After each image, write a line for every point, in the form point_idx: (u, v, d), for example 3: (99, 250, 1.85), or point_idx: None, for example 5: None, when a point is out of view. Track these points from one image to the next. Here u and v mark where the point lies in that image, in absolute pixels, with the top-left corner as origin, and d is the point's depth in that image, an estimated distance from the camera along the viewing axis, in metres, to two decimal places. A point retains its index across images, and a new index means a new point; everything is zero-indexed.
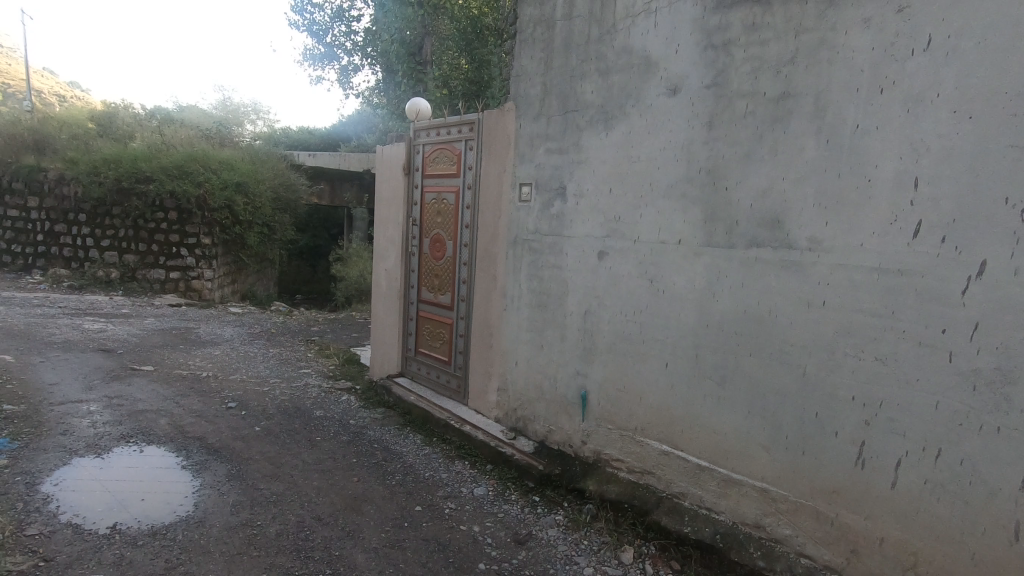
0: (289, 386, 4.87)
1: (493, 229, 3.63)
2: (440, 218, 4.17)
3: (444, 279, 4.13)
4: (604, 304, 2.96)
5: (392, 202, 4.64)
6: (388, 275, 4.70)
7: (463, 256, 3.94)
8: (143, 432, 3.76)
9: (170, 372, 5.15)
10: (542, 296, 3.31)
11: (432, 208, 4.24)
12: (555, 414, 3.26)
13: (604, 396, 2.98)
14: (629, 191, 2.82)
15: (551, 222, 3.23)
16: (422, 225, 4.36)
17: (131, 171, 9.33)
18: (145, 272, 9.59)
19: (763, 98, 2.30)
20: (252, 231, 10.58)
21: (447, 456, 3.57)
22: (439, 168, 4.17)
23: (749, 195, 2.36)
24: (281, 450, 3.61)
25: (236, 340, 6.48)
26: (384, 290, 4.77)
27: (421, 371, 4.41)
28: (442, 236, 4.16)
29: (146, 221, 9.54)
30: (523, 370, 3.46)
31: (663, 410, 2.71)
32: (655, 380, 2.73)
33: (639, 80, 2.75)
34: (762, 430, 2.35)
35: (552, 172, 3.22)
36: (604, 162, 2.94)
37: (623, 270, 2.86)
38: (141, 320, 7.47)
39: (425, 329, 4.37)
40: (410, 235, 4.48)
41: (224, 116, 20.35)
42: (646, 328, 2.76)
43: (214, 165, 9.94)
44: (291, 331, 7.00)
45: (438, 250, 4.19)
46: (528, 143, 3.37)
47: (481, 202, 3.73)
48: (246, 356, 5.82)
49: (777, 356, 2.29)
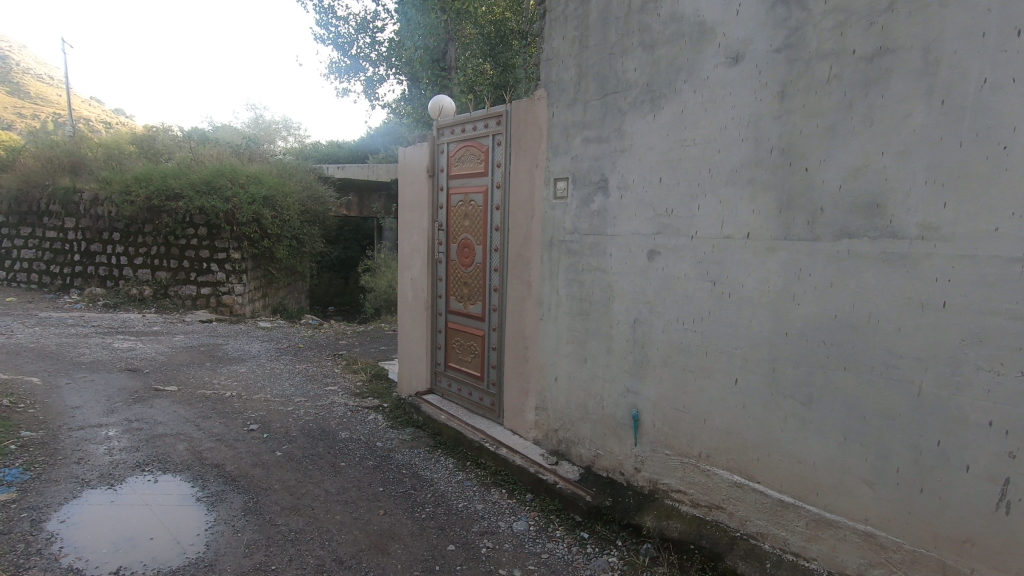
0: (314, 405, 4.60)
1: (527, 230, 3.28)
2: (467, 221, 3.85)
3: (475, 287, 3.80)
4: (657, 311, 2.58)
5: (416, 207, 4.35)
6: (414, 285, 4.39)
7: (494, 261, 3.61)
8: (159, 460, 3.53)
9: (195, 392, 4.96)
10: (584, 303, 2.94)
11: (459, 210, 3.93)
12: (602, 436, 2.88)
13: (660, 417, 2.59)
14: (683, 180, 2.44)
15: (592, 220, 2.87)
16: (449, 230, 4.05)
17: (161, 188, 9.37)
18: (177, 288, 9.59)
19: (851, 57, 1.90)
20: (281, 244, 10.50)
21: (482, 484, 3.22)
22: (465, 167, 3.86)
23: (837, 176, 1.95)
24: (303, 478, 3.33)
25: (263, 357, 6.29)
26: (409, 301, 4.47)
27: (451, 388, 4.09)
28: (470, 241, 3.84)
29: (177, 237, 9.56)
30: (565, 386, 3.09)
31: (734, 435, 2.30)
32: (723, 399, 2.33)
33: (692, 50, 2.37)
34: (863, 461, 1.93)
35: (591, 164, 2.87)
36: (652, 148, 2.57)
37: (679, 271, 2.47)
38: (170, 337, 7.39)
39: (454, 341, 4.05)
40: (436, 240, 4.18)
41: (256, 134, 20.59)
42: (710, 339, 2.36)
43: (242, 180, 9.90)
44: (319, 345, 6.80)
45: (467, 256, 3.86)
46: (563, 133, 3.02)
47: (512, 202, 3.39)
48: (273, 372, 5.61)
49: (880, 370, 1.87)
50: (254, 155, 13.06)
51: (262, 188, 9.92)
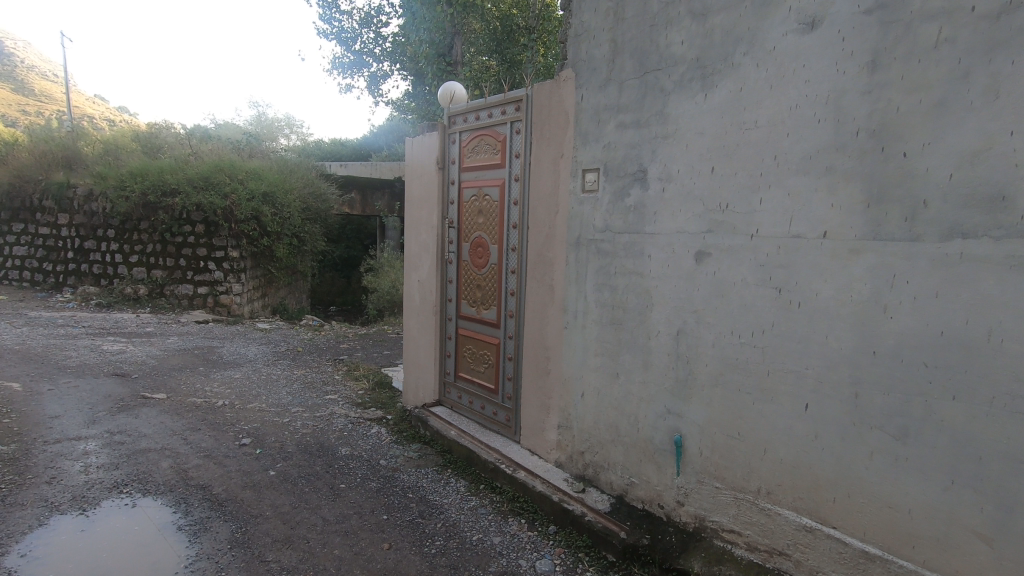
0: (312, 416, 4.26)
1: (549, 228, 2.94)
2: (481, 218, 3.50)
3: (489, 291, 3.46)
4: (706, 321, 2.23)
5: (424, 203, 4.00)
6: (421, 287, 4.05)
7: (512, 262, 3.27)
8: (139, 479, 3.19)
9: (185, 400, 4.62)
10: (616, 311, 2.60)
11: (472, 206, 3.58)
12: (637, 463, 2.54)
13: (709, 445, 2.24)
14: (741, 170, 2.09)
15: (627, 216, 2.52)
16: (460, 227, 3.70)
17: (157, 184, 9.05)
18: (173, 287, 9.26)
19: (968, 17, 1.55)
20: (282, 242, 10.17)
21: (498, 512, 2.87)
22: (480, 158, 3.51)
23: (946, 162, 1.60)
24: (298, 503, 2.98)
25: (259, 361, 5.95)
26: (417, 305, 4.12)
27: (462, 400, 3.75)
28: (484, 240, 3.49)
29: (173, 235, 9.23)
30: (593, 404, 2.75)
31: (802, 471, 1.96)
32: (789, 428, 1.99)
33: (754, 17, 2.03)
34: (977, 511, 1.58)
35: (627, 152, 2.52)
36: (702, 133, 2.22)
37: (735, 276, 2.12)
38: (164, 339, 7.06)
39: (466, 350, 3.70)
40: (446, 239, 3.83)
41: (258, 132, 20.27)
42: (774, 356, 2.02)
43: (241, 176, 9.57)
44: (319, 349, 6.45)
45: (480, 256, 3.52)
46: (593, 118, 2.67)
47: (533, 196, 3.04)
48: (269, 379, 5.27)
49: (1002, 400, 1.53)
50: (255, 152, 12.74)
51: (261, 185, 9.59)
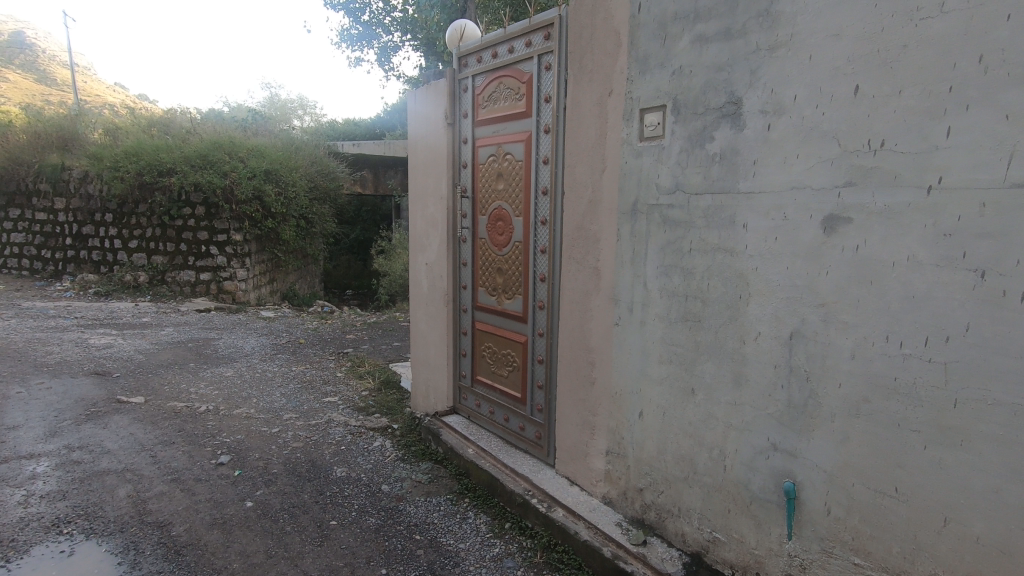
0: (305, 425, 3.63)
1: (594, 191, 2.21)
2: (501, 184, 2.78)
3: (513, 276, 2.76)
4: (841, 322, 1.50)
5: (430, 168, 3.27)
6: (429, 272, 3.35)
7: (542, 239, 2.56)
8: (87, 514, 2.60)
9: (164, 405, 4.03)
10: (692, 303, 1.88)
11: (489, 169, 2.86)
12: (724, 513, 1.84)
13: (843, 501, 1.53)
14: (911, 88, 1.34)
15: (710, 170, 1.78)
16: (476, 197, 2.98)
17: (153, 163, 8.47)
18: (174, 274, 8.75)
19: None
20: (288, 224, 9.57)
21: (530, 566, 2.20)
22: (498, 107, 2.77)
23: None
24: (275, 550, 2.35)
25: (256, 355, 5.34)
26: (424, 293, 3.42)
27: (481, 409, 3.08)
28: (505, 212, 2.77)
29: (172, 218, 8.68)
30: (657, 428, 2.04)
31: (1017, 560, 1.25)
32: (994, 491, 1.28)
33: None
34: None
35: (710, 79, 1.77)
36: (837, 35, 1.46)
37: (896, 254, 1.38)
38: (158, 330, 6.51)
39: (485, 348, 3.02)
40: (458, 213, 3.12)
41: (269, 111, 19.59)
42: (968, 378, 1.29)
43: (242, 154, 8.95)
44: (324, 340, 5.83)
45: (501, 232, 2.81)
46: (657, 35, 1.92)
47: (570, 150, 2.31)
48: (264, 377, 4.66)
49: None
50: (260, 129, 12.08)
51: (263, 162, 8.96)
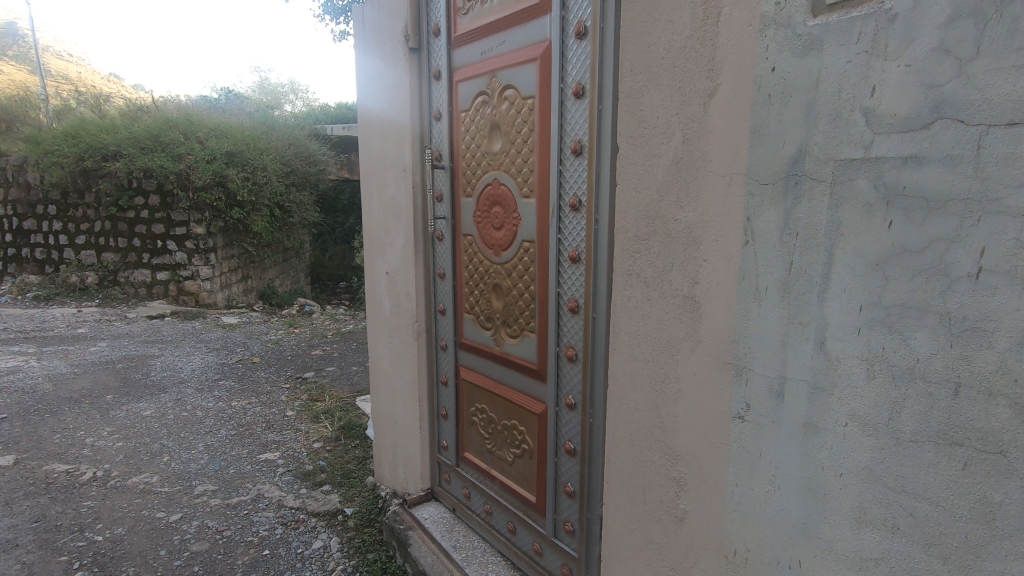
0: (220, 507, 2.52)
1: (689, 141, 1.07)
2: (498, 140, 1.63)
3: (521, 300, 1.62)
4: None
5: (386, 125, 2.10)
6: (391, 286, 2.19)
7: (571, 238, 1.42)
8: None
9: (39, 468, 2.92)
10: (980, 408, 0.75)
11: (476, 118, 1.70)
12: None
13: None
14: None
15: None
16: (457, 167, 1.83)
17: (97, 146, 7.32)
18: (127, 274, 7.60)
19: None
20: (261, 215, 8.34)
21: None
22: (490, 8, 1.61)
23: None
24: None
25: (192, 383, 4.20)
26: (385, 318, 2.27)
27: (473, 502, 1.96)
28: (505, 188, 1.62)
29: (123, 209, 7.54)
30: None
31: None
32: None
33: None
34: None
35: None
36: None
37: None
38: (89, 345, 5.39)
39: (476, 410, 1.89)
40: (431, 193, 1.97)
41: (253, 92, 18.00)
42: None
43: (201, 134, 7.78)
44: (283, 359, 4.69)
45: (498, 224, 1.66)
46: None
47: (634, 60, 1.16)
48: (191, 417, 3.54)
49: None
50: (231, 108, 10.83)
51: (225, 143, 7.79)
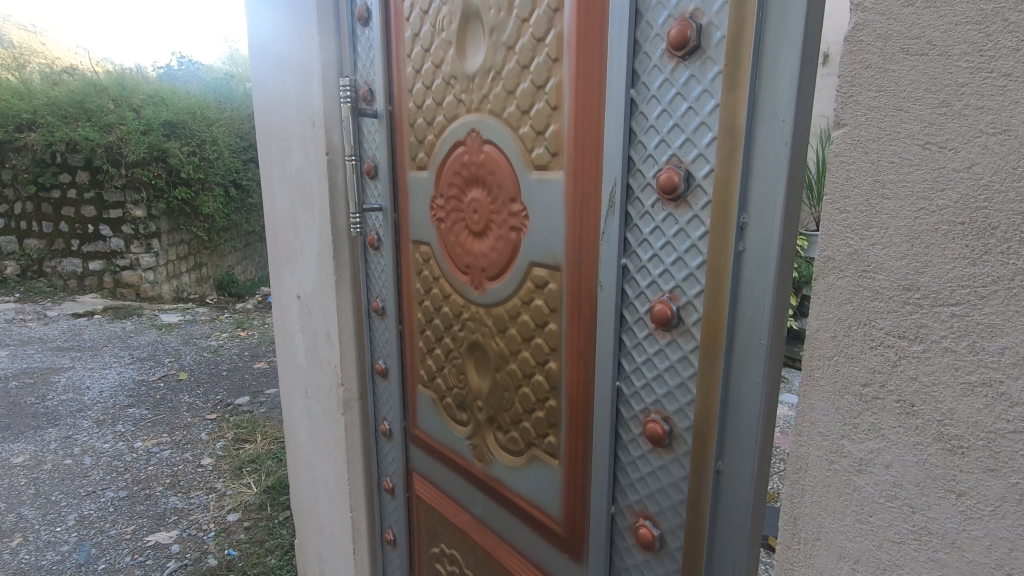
0: None
1: None
2: (477, 45, 0.78)
3: (525, 385, 0.78)
4: None
5: (281, 39, 1.21)
6: (304, 321, 1.33)
7: (657, 269, 0.58)
8: None
9: None
10: None
11: (432, 8, 0.85)
12: None
13: None
14: None
15: None
16: (398, 110, 0.97)
17: (8, 115, 6.26)
18: (55, 264, 6.59)
19: None
20: (212, 195, 7.23)
21: None
22: None
23: None
24: None
25: (92, 413, 3.29)
26: (298, 370, 1.40)
27: None
28: (490, 148, 0.77)
29: (46, 189, 6.52)
30: None
31: None
32: None
33: None
34: None
35: None
36: None
37: None
38: None
39: (441, 555, 1.06)
40: (355, 162, 1.11)
41: None
42: None
43: (136, 101, 6.72)
44: (216, 376, 3.80)
45: (478, 225, 0.81)
46: None
47: None
48: (74, 468, 2.66)
49: None
50: None
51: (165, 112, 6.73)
